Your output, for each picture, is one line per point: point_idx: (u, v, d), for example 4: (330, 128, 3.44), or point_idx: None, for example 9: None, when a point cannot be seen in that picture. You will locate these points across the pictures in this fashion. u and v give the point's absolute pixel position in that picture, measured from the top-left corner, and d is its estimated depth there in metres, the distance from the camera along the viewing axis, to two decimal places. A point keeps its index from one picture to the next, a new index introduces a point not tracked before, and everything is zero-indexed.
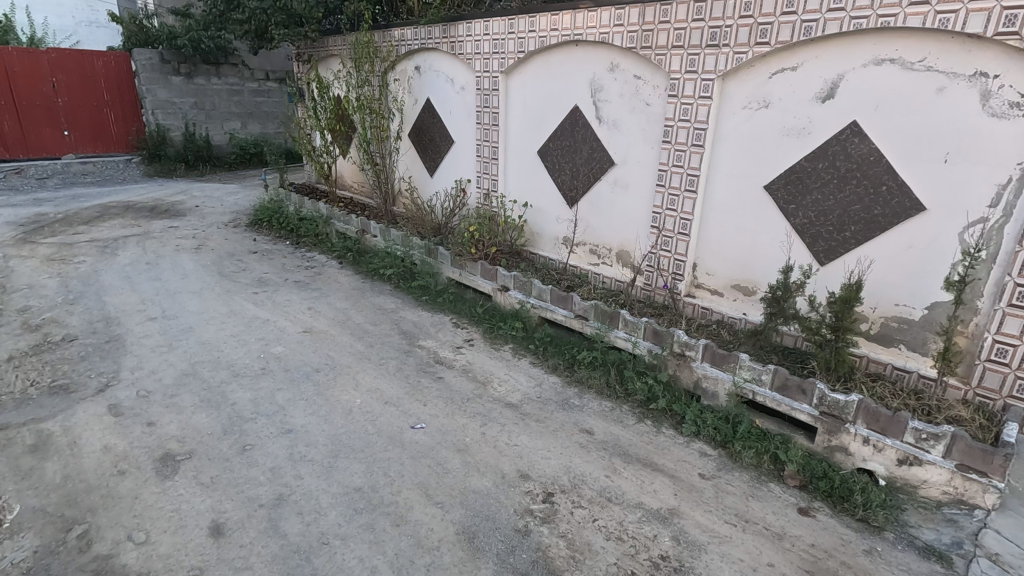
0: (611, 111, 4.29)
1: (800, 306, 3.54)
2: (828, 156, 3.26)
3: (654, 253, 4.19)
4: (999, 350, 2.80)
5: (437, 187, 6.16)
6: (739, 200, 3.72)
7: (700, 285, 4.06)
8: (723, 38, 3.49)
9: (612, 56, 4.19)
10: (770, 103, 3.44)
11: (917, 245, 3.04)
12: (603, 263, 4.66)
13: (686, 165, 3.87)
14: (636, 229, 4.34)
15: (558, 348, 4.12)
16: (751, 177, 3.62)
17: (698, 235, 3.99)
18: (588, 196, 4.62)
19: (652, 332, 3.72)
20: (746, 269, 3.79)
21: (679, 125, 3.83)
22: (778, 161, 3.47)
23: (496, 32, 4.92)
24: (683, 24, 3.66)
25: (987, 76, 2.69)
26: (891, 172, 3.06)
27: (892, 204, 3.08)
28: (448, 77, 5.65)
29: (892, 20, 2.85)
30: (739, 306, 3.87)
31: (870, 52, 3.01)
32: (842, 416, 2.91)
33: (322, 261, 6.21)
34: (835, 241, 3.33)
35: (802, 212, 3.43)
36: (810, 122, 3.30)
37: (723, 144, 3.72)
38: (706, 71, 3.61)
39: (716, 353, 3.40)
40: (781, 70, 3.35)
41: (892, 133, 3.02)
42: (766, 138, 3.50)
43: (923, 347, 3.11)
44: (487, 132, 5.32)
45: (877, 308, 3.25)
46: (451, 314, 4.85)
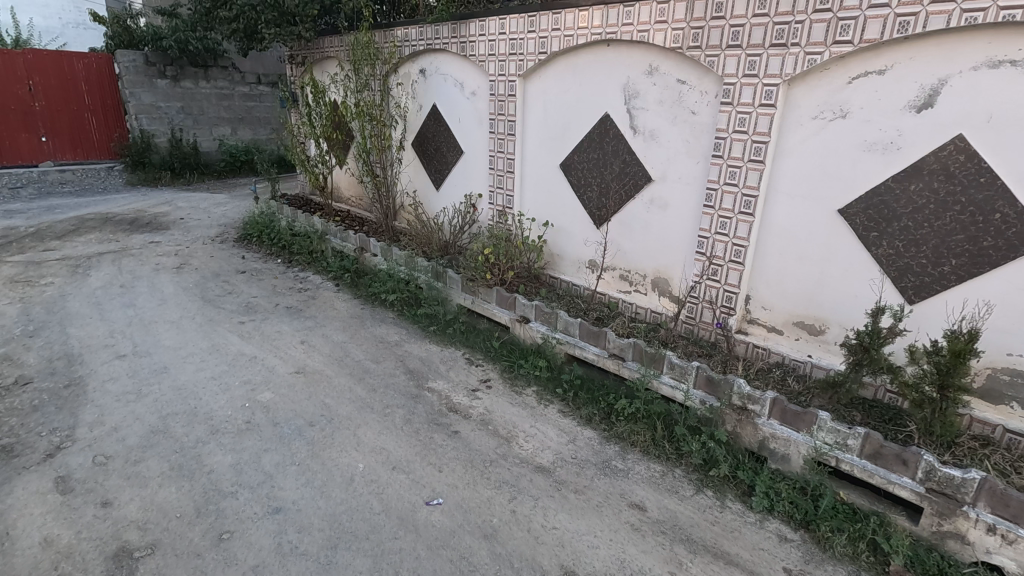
0: (648, 120, 3.76)
1: (895, 355, 2.98)
2: (923, 176, 2.74)
3: (699, 283, 3.65)
4: None
5: (443, 203, 5.61)
6: (805, 224, 3.19)
7: (754, 321, 3.54)
8: (791, 36, 2.97)
9: (650, 58, 3.65)
10: (849, 112, 2.91)
11: None
12: (636, 291, 4.13)
13: (740, 184, 3.33)
14: (676, 254, 3.81)
15: (591, 394, 3.57)
16: (820, 199, 3.09)
17: (752, 263, 3.46)
18: (620, 216, 4.09)
19: (704, 379, 3.19)
20: (811, 305, 3.27)
21: (732, 137, 3.30)
22: (855, 181, 2.95)
23: (514, 30, 4.38)
24: (741, 21, 3.14)
25: None
26: (1006, 196, 2.54)
27: (1006, 234, 2.56)
28: (458, 81, 5.10)
29: (1017, 12, 2.34)
30: (802, 346, 3.35)
31: (983, 51, 2.49)
32: (957, 496, 2.38)
33: (317, 283, 5.63)
34: (929, 277, 2.81)
35: (887, 241, 2.90)
36: (900, 135, 2.77)
37: (786, 159, 3.19)
38: (769, 75, 3.09)
39: (788, 410, 2.88)
40: (864, 73, 2.82)
41: (1008, 149, 2.50)
42: (841, 153, 2.97)
43: None
44: (502, 142, 4.77)
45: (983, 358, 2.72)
46: (463, 349, 4.29)
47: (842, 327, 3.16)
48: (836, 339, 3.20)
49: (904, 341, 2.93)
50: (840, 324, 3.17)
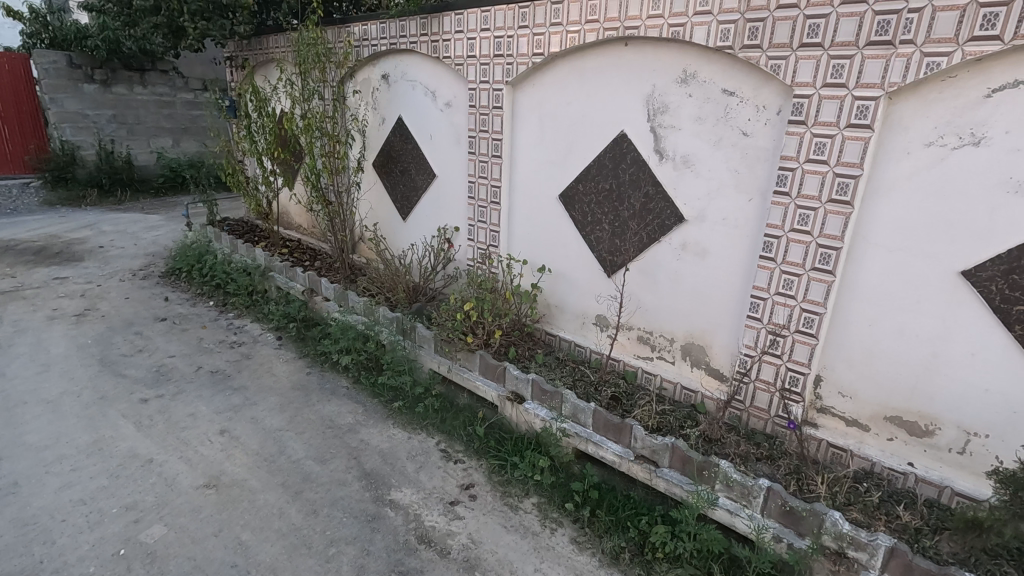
0: (681, 142, 2.88)
1: None
2: None
3: (753, 359, 2.77)
4: None
5: (412, 236, 4.64)
6: (908, 289, 2.32)
7: (828, 410, 2.66)
8: (901, 31, 2.12)
9: (684, 61, 2.78)
10: (985, 138, 2.07)
11: None
12: (659, 359, 3.23)
13: (815, 231, 2.46)
14: (716, 317, 2.93)
15: (613, 514, 2.63)
16: (936, 257, 2.24)
17: (826, 336, 2.58)
18: (640, 263, 3.18)
19: (779, 507, 2.28)
20: (914, 397, 2.40)
21: (805, 168, 2.43)
22: (993, 234, 2.10)
23: (501, 25, 3.46)
24: (823, 10, 2.28)
25: None
26: None
27: None
28: (428, 89, 4.16)
29: None
30: (899, 450, 2.48)
31: None
32: None
33: (254, 336, 4.54)
34: None
35: None
36: None
37: (882, 200, 2.33)
38: (864, 85, 2.24)
39: (917, 568, 2.00)
40: (1011, 84, 1.99)
41: None
42: (971, 195, 2.13)
43: None
44: (485, 166, 3.82)
45: None
46: (437, 436, 3.30)
47: (962, 430, 2.30)
48: (951, 446, 2.34)
49: None
50: (958, 426, 2.31)
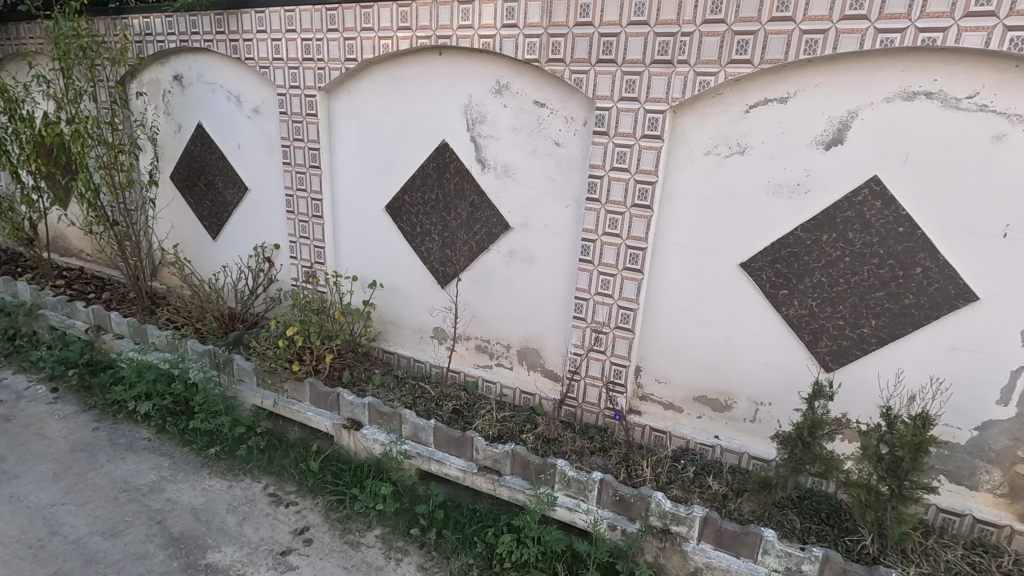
0: (501, 151, 2.92)
1: (832, 444, 2.52)
2: (835, 225, 2.32)
3: (581, 357, 2.90)
4: None
5: (224, 257, 4.14)
6: (702, 281, 2.61)
7: (648, 398, 2.88)
8: (677, 51, 2.37)
9: (497, 72, 2.83)
10: (748, 147, 2.39)
11: (965, 347, 2.22)
12: (498, 365, 3.26)
13: (623, 233, 2.65)
14: (546, 320, 3.03)
15: (460, 532, 2.57)
16: (721, 252, 2.54)
17: (641, 329, 2.79)
18: (472, 272, 3.17)
19: (611, 497, 2.40)
20: (714, 377, 2.70)
21: (611, 175, 2.61)
22: (761, 230, 2.44)
23: (308, 27, 3.22)
24: (614, 29, 2.47)
25: None
26: (926, 249, 2.20)
27: (929, 291, 2.23)
28: (230, 93, 3.73)
29: (939, 36, 1.98)
30: (707, 425, 2.77)
31: (898, 80, 2.12)
32: None
33: (17, 391, 3.67)
34: (847, 341, 2.40)
35: (798, 300, 2.45)
36: (808, 176, 2.32)
37: (675, 203, 2.58)
38: (653, 99, 2.46)
39: (725, 531, 2.22)
40: (763, 101, 2.33)
41: (928, 199, 2.17)
42: (742, 197, 2.45)
43: (972, 480, 2.31)
44: (303, 177, 3.52)
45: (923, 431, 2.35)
46: (264, 479, 2.95)
47: (752, 401, 2.64)
48: (745, 416, 2.68)
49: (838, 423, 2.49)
50: (749, 397, 2.65)
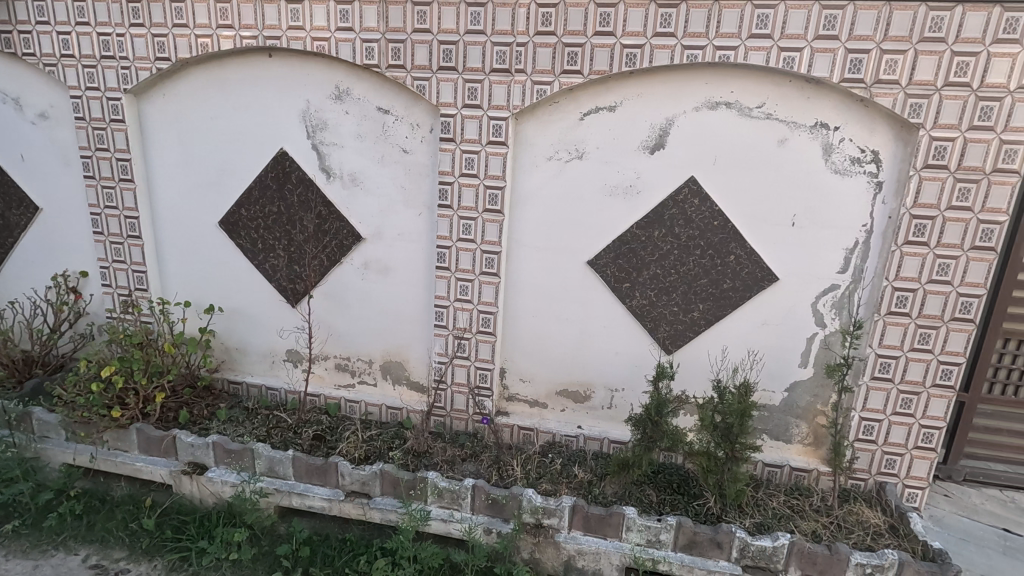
0: (345, 159, 2.79)
1: (677, 419, 2.78)
2: (664, 221, 2.56)
3: (446, 365, 2.88)
4: (866, 427, 2.53)
5: (13, 292, 3.44)
6: (555, 280, 2.73)
7: (514, 398, 2.94)
8: (514, 61, 2.46)
9: (335, 77, 2.70)
10: (585, 152, 2.55)
11: (772, 321, 2.58)
12: (360, 383, 3.11)
13: (478, 238, 2.68)
14: (407, 331, 2.96)
15: (329, 566, 2.39)
16: (569, 251, 2.67)
17: (502, 331, 2.84)
18: (324, 287, 2.99)
19: (484, 500, 2.41)
20: (573, 370, 2.84)
21: (461, 181, 2.63)
22: (603, 229, 2.62)
23: (105, 20, 2.80)
24: (452, 37, 2.49)
25: (828, 127, 2.35)
26: (737, 239, 2.52)
27: (741, 275, 2.55)
28: (5, 95, 3.12)
29: (731, 53, 2.28)
30: (570, 417, 2.90)
31: (703, 92, 2.40)
32: (771, 566, 2.22)
33: None
34: (682, 325, 2.66)
35: (639, 291, 2.66)
36: (638, 178, 2.54)
37: (524, 206, 2.66)
38: (495, 107, 2.52)
39: (592, 516, 2.34)
40: (594, 109, 2.50)
41: (735, 196, 2.48)
42: (583, 199, 2.60)
43: (786, 435, 2.69)
44: (112, 193, 3.05)
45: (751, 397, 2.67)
46: (84, 550, 2.50)
47: (608, 389, 2.82)
48: (602, 403, 2.85)
49: (680, 401, 2.74)
50: (605, 386, 2.82)
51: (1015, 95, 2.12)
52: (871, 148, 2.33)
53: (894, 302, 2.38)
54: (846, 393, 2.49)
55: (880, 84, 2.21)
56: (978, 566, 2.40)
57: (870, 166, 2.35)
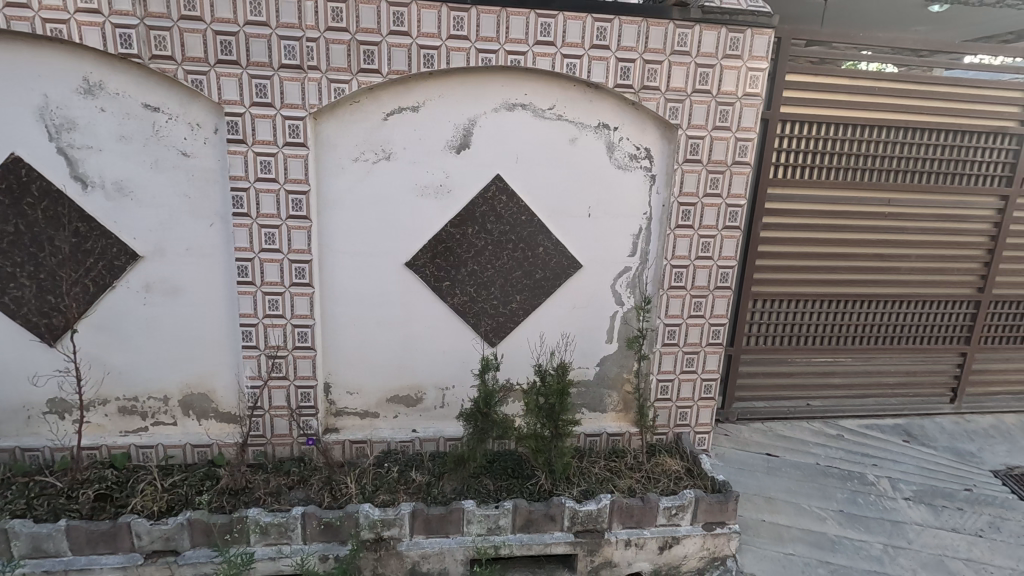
0: (106, 166, 2.37)
1: (506, 407, 2.90)
2: (476, 219, 2.64)
3: (260, 389, 2.62)
4: (663, 387, 2.91)
5: None
6: (373, 285, 2.64)
7: (342, 412, 2.79)
8: (306, 57, 2.31)
9: (82, 67, 2.27)
10: (392, 153, 2.51)
11: (580, 304, 2.82)
12: (155, 424, 2.68)
13: (283, 248, 2.49)
14: (209, 357, 2.62)
15: None
16: (385, 254, 2.61)
17: (322, 344, 2.67)
18: (92, 319, 2.51)
19: (317, 527, 2.25)
20: (402, 375, 2.78)
21: (257, 186, 2.41)
22: (417, 230, 2.61)
23: None
24: (230, 28, 2.25)
25: (608, 127, 2.63)
26: (543, 231, 2.70)
27: (550, 265, 2.74)
28: None
29: (521, 58, 2.43)
30: (403, 422, 2.85)
31: (500, 94, 2.52)
32: (598, 527, 2.43)
33: None
34: (503, 317, 2.77)
35: (459, 289, 2.70)
36: (448, 178, 2.57)
37: (333, 211, 2.53)
38: (289, 105, 2.35)
39: (432, 518, 2.33)
40: (397, 110, 2.47)
41: (538, 191, 2.65)
42: (395, 201, 2.56)
43: (601, 405, 2.97)
44: None
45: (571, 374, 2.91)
46: None
47: (438, 388, 2.82)
48: (434, 404, 2.85)
49: (508, 388, 2.86)
50: (435, 386, 2.82)
51: (743, 101, 2.61)
52: (644, 146, 2.67)
53: (673, 278, 2.77)
54: (644, 360, 2.84)
55: (645, 89, 2.53)
56: (752, 487, 2.93)
57: (645, 162, 2.69)
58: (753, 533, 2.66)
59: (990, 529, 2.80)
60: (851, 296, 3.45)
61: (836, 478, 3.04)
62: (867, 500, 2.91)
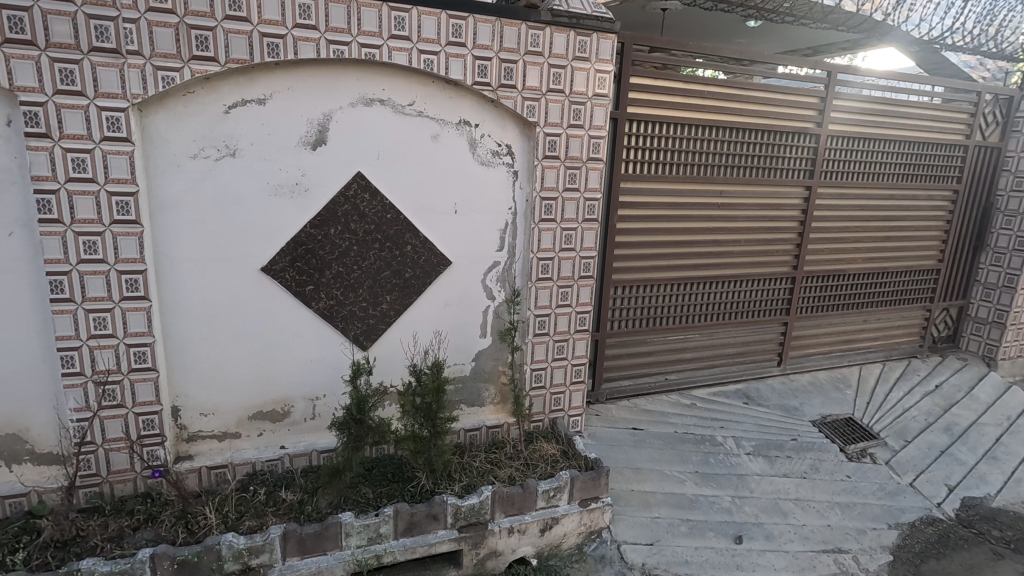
0: None
1: (382, 411, 2.82)
2: (338, 218, 2.52)
3: (90, 421, 2.28)
4: (538, 376, 3.01)
5: None
6: (224, 294, 2.41)
7: (196, 436, 2.52)
8: (124, 40, 2.03)
9: None
10: (238, 149, 2.30)
11: (453, 300, 2.82)
12: None
13: (109, 258, 2.18)
14: (18, 391, 2.22)
15: None
16: (237, 260, 2.39)
17: (166, 363, 2.38)
18: None
19: (170, 567, 2.02)
20: (265, 389, 2.58)
21: (70, 188, 2.08)
22: (272, 232, 2.42)
23: None
24: (21, 1, 1.91)
25: (470, 124, 2.65)
26: (410, 229, 2.65)
27: (420, 263, 2.70)
28: None
29: (376, 51, 2.36)
30: (270, 440, 2.65)
31: (356, 88, 2.42)
32: (481, 519, 2.46)
33: None
34: (374, 319, 2.68)
35: (324, 293, 2.57)
36: (303, 175, 2.42)
37: (169, 214, 2.26)
38: (106, 95, 2.06)
39: (306, 537, 2.20)
40: (241, 102, 2.27)
41: (402, 189, 2.60)
42: (244, 201, 2.35)
43: (480, 399, 3.01)
44: None
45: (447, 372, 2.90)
46: None
47: (307, 399, 2.66)
48: (304, 416, 2.68)
49: (384, 392, 2.78)
50: (304, 397, 2.65)
51: (593, 100, 2.77)
52: (506, 143, 2.73)
53: (540, 270, 2.87)
54: (517, 352, 2.92)
55: (503, 87, 2.59)
56: (621, 461, 3.15)
57: (507, 158, 2.75)
58: (624, 502, 2.86)
59: (811, 470, 3.29)
60: (697, 279, 3.84)
61: (692, 443, 3.38)
62: (717, 459, 3.27)
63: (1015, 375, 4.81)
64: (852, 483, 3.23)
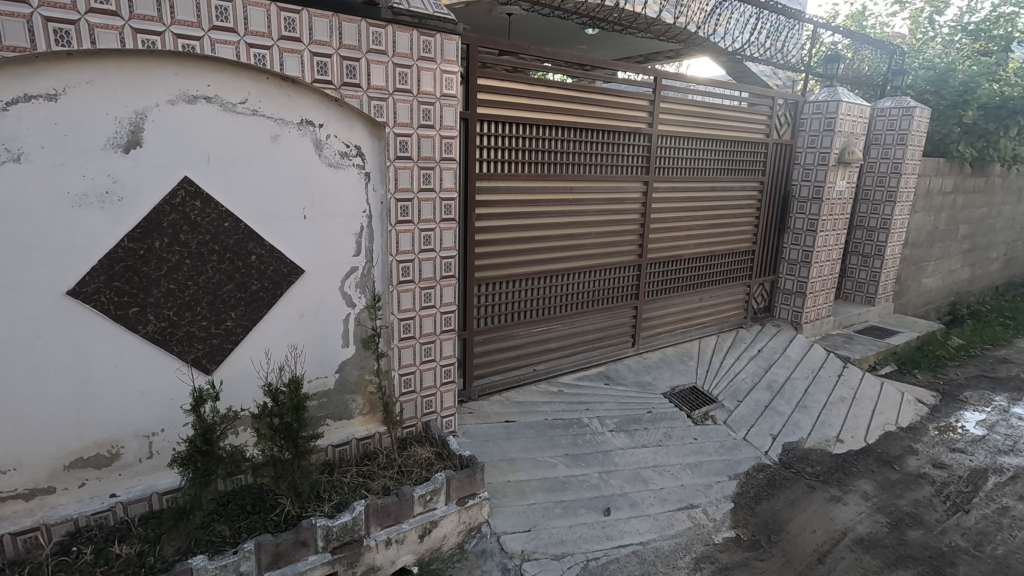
0: None
1: (234, 439, 2.58)
2: (163, 230, 2.24)
3: None
4: (406, 380, 2.96)
5: None
6: (18, 325, 2.02)
7: None
8: None
9: None
10: (24, 153, 1.94)
11: (308, 310, 2.66)
12: None
13: None
14: None
15: None
16: (33, 284, 2.02)
17: None
18: None
19: None
20: (84, 431, 2.22)
21: None
22: (79, 249, 2.09)
23: None
24: None
25: (313, 124, 2.51)
26: (253, 237, 2.44)
27: (268, 274, 2.51)
28: None
29: (195, 43, 2.13)
30: (96, 489, 2.29)
31: (175, 83, 2.17)
32: (356, 536, 2.35)
33: None
34: (217, 338, 2.43)
35: (153, 314, 2.27)
36: (115, 182, 2.12)
37: None
38: None
39: None
40: (23, 98, 1.92)
41: (239, 194, 2.38)
42: (38, 214, 2.00)
43: (347, 411, 2.87)
44: None
45: (308, 388, 2.73)
46: None
47: (140, 437, 2.34)
48: (138, 457, 2.35)
49: (237, 418, 2.54)
50: (136, 435, 2.33)
51: (442, 101, 2.78)
52: (354, 144, 2.64)
53: (401, 273, 2.82)
54: (383, 358, 2.84)
55: (346, 86, 2.49)
56: (496, 454, 3.21)
57: (356, 160, 2.65)
58: (501, 494, 2.93)
59: (665, 438, 3.63)
60: (555, 272, 4.03)
61: (561, 427, 3.55)
62: (585, 440, 3.47)
63: (816, 335, 5.75)
64: (699, 444, 3.62)
